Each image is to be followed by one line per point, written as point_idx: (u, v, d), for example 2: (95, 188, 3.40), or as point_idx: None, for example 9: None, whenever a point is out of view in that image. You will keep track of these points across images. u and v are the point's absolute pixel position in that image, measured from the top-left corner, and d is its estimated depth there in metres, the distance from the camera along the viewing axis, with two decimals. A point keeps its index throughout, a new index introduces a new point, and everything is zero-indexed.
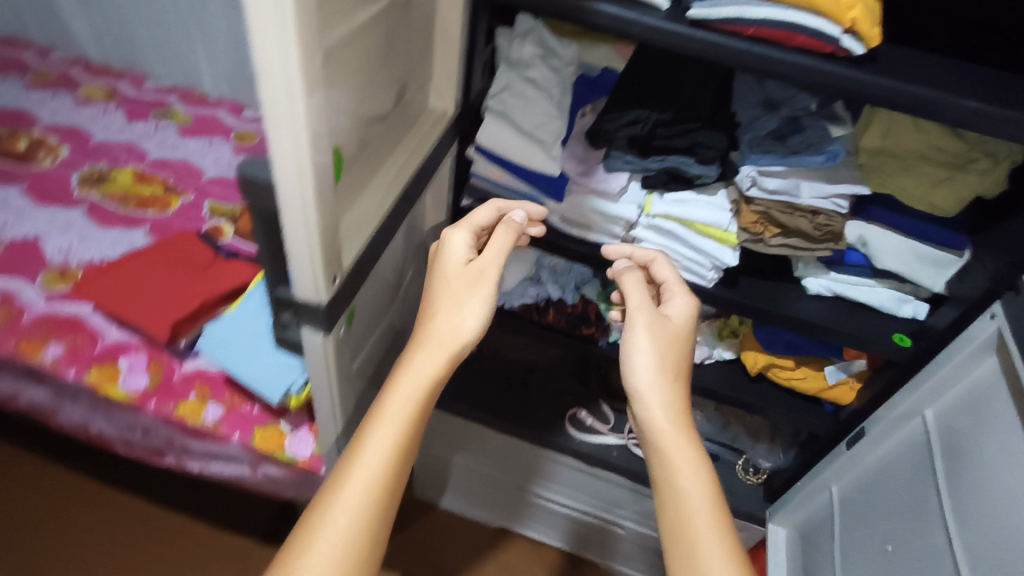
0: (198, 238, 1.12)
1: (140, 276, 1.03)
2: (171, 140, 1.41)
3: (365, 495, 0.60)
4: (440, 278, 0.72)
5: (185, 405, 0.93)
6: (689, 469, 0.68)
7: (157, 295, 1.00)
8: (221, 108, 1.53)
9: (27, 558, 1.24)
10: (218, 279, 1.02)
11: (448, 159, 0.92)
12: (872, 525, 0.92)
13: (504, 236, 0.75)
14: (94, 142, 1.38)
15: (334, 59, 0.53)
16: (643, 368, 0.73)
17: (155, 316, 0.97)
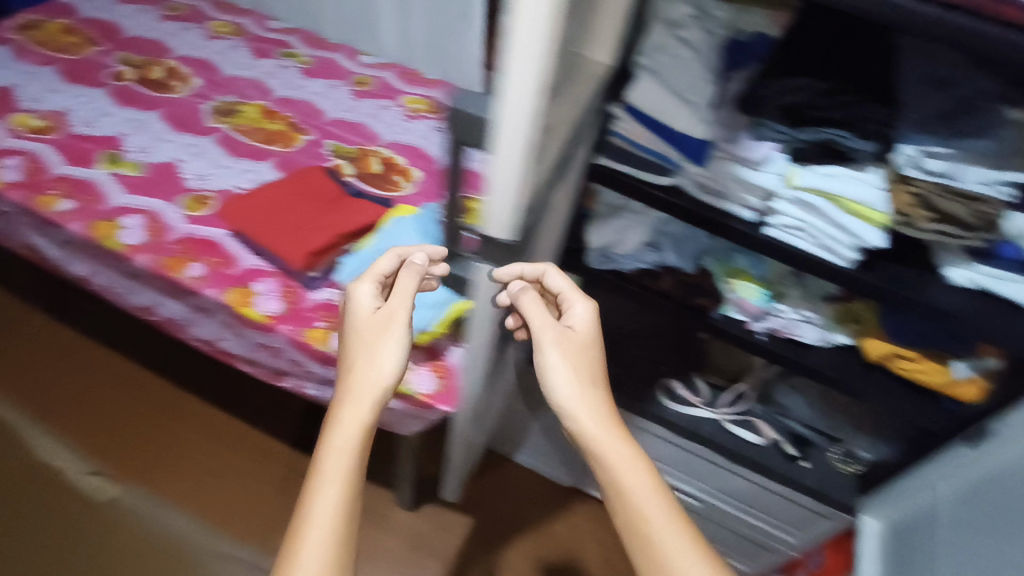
0: (326, 173, 1.14)
1: (276, 206, 1.06)
2: (296, 80, 1.46)
3: (333, 510, 0.69)
4: (357, 329, 0.80)
5: (313, 330, 0.98)
6: (627, 465, 0.77)
7: (293, 226, 1.03)
8: (340, 52, 1.56)
9: (141, 456, 1.43)
10: (348, 216, 1.04)
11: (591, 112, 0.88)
12: (996, 530, 0.92)
13: (410, 281, 0.80)
14: (224, 76, 1.42)
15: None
16: (563, 385, 0.81)
17: (292, 247, 1.01)
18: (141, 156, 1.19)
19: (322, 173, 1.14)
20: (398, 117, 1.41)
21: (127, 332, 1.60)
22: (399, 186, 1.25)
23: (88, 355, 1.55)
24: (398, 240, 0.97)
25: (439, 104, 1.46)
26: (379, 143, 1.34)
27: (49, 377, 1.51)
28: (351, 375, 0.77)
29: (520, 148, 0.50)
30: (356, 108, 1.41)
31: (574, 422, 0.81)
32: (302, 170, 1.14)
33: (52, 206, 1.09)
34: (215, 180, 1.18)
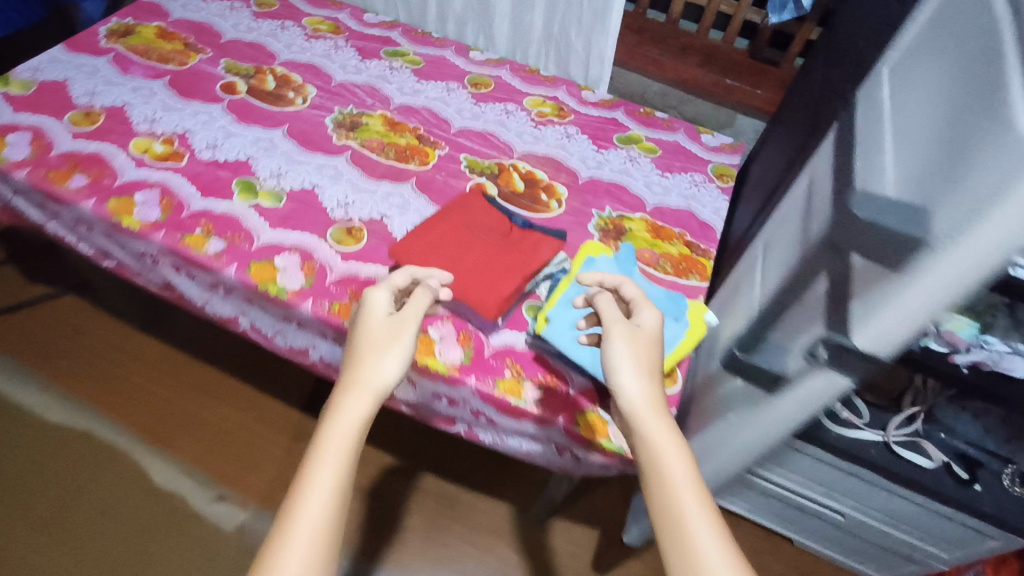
0: (484, 202, 1.05)
1: (444, 240, 0.97)
2: (410, 83, 1.34)
3: (325, 495, 0.64)
4: (364, 332, 0.76)
5: (504, 381, 0.91)
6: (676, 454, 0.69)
7: (469, 264, 0.94)
8: (448, 48, 1.44)
9: (262, 474, 1.47)
10: (528, 254, 0.96)
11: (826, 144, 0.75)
12: None
13: (423, 297, 0.81)
14: (337, 82, 1.31)
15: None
16: (618, 370, 0.74)
17: (475, 288, 0.91)
18: (276, 183, 1.10)
19: (480, 203, 1.05)
20: (526, 123, 1.31)
21: (247, 356, 1.65)
22: (548, 205, 1.17)
23: (181, 371, 1.61)
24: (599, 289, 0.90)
25: (565, 106, 1.36)
26: (514, 155, 1.25)
27: (144, 397, 1.56)
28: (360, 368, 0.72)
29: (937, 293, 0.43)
30: (481, 115, 1.31)
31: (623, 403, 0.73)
32: (459, 199, 1.05)
33: (203, 249, 0.99)
34: (358, 208, 1.09)
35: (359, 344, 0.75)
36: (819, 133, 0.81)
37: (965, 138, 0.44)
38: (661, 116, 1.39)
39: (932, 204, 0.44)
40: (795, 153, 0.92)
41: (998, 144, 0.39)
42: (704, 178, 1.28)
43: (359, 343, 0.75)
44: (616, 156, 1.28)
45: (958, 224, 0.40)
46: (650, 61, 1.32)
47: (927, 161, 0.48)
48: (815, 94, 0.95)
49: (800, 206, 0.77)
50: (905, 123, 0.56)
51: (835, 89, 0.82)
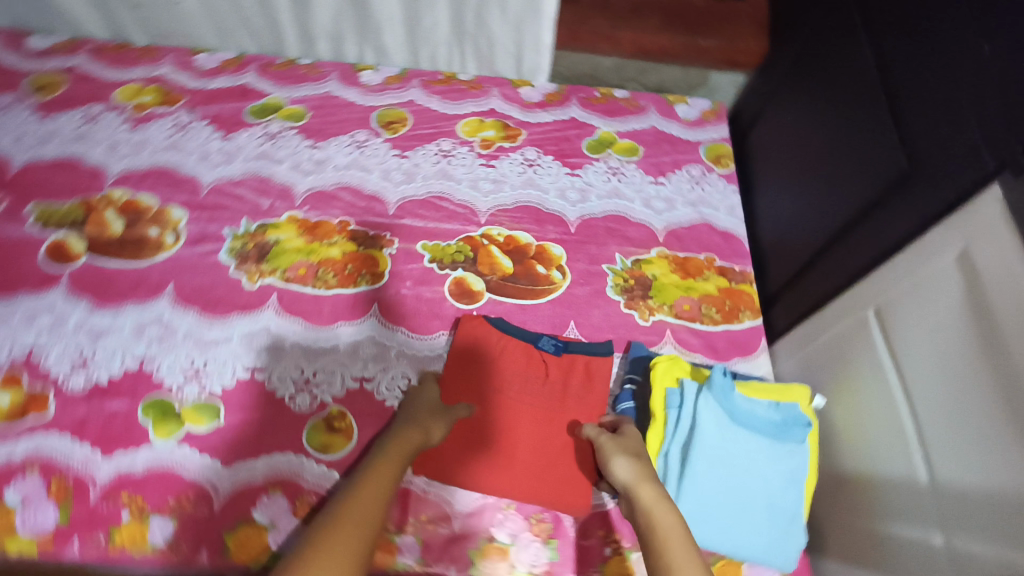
0: (494, 330, 0.85)
1: (480, 425, 0.78)
2: (305, 151, 0.99)
3: (343, 557, 0.50)
4: (409, 406, 0.76)
5: (610, 564, 0.73)
6: (663, 508, 0.57)
7: (526, 451, 0.77)
8: (330, 77, 1.06)
9: None
10: (582, 404, 0.80)
11: (998, 217, 0.54)
12: None
13: (456, 413, 0.76)
14: (208, 187, 0.94)
15: None
16: (609, 457, 0.67)
17: (546, 483, 0.75)
18: (200, 387, 0.79)
19: (492, 334, 0.84)
20: (475, 164, 1.01)
21: None
22: (551, 278, 0.92)
23: None
24: (712, 446, 0.69)
25: (509, 120, 1.05)
26: (482, 218, 0.96)
27: None
28: (372, 475, 0.62)
29: None
30: (416, 172, 0.99)
31: (618, 480, 0.64)
32: (463, 339, 0.84)
33: (146, 546, 0.69)
34: (326, 381, 0.81)
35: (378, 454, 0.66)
36: (943, 178, 0.61)
37: None
38: (622, 96, 1.11)
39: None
40: (877, 176, 0.72)
41: None
42: (703, 168, 1.05)
43: (383, 452, 0.66)
44: (596, 174, 1.03)
45: None
46: (598, 36, 1.04)
47: None
48: (875, 84, 0.74)
49: (958, 289, 0.59)
50: None
51: (949, 112, 0.60)
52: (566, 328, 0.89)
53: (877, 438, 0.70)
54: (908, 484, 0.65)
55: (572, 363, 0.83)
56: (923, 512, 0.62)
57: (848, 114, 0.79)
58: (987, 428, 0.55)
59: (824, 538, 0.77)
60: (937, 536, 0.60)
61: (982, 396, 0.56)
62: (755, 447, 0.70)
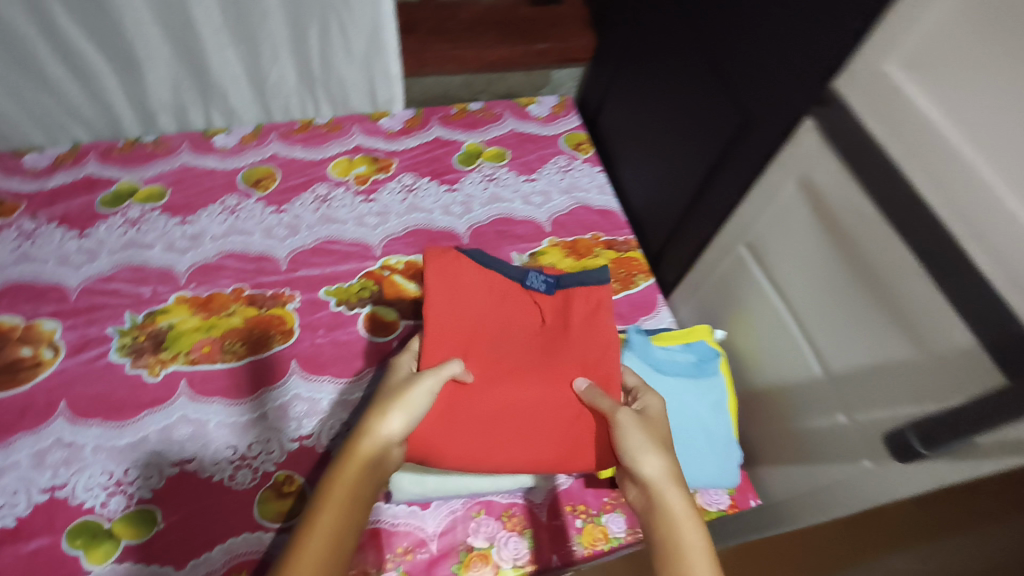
0: (470, 266, 0.77)
1: (476, 395, 0.69)
2: (175, 228, 0.94)
3: None
4: (383, 391, 0.66)
5: (583, 535, 0.77)
6: (693, 520, 0.53)
7: (543, 415, 0.70)
8: (183, 150, 1.03)
9: None
10: (587, 345, 0.73)
11: (824, 145, 0.65)
12: None
13: (424, 397, 0.65)
14: (77, 291, 0.87)
15: None
16: (636, 447, 0.61)
17: (575, 444, 0.70)
18: (127, 497, 0.74)
19: (468, 271, 0.77)
20: (355, 202, 1.01)
21: None
22: None
23: None
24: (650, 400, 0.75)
25: (377, 153, 1.07)
26: (377, 252, 0.97)
27: None
28: (300, 558, 0.49)
29: None
30: (299, 223, 0.98)
31: (641, 472, 0.58)
32: (435, 277, 0.74)
33: None
34: (264, 451, 0.78)
35: (314, 516, 0.53)
36: (769, 124, 0.72)
37: None
38: (477, 108, 1.16)
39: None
40: (718, 133, 0.83)
41: None
42: (567, 158, 1.12)
43: (323, 505, 0.53)
44: (473, 184, 1.06)
45: None
46: (445, 58, 1.07)
47: None
48: (699, 56, 0.85)
49: (805, 207, 0.70)
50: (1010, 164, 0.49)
51: (764, 68, 0.72)
52: None
53: (775, 351, 0.79)
54: (808, 381, 0.74)
55: (564, 300, 0.78)
56: (826, 401, 0.71)
57: (684, 82, 0.90)
58: (860, 317, 0.65)
59: (755, 450, 0.85)
60: (841, 416, 0.69)
61: (844, 290, 0.66)
62: (681, 388, 0.77)
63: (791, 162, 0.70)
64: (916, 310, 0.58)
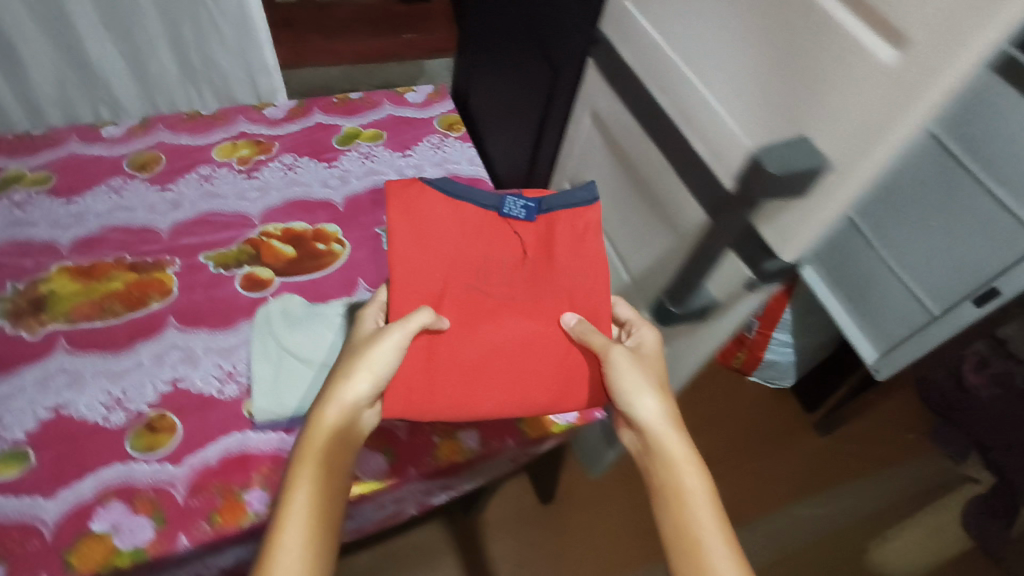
0: (437, 201, 0.77)
1: (455, 340, 0.73)
2: (61, 207, 1.01)
3: None
4: (350, 349, 0.69)
5: (440, 448, 0.86)
6: (689, 460, 0.61)
7: (534, 355, 0.74)
8: (71, 139, 1.09)
9: None
10: (573, 278, 0.77)
11: (599, 80, 0.76)
12: (903, 216, 1.10)
13: (390, 350, 0.67)
14: None
15: (862, 53, 0.43)
16: (631, 389, 0.66)
17: (563, 385, 0.74)
18: (3, 440, 0.79)
19: (434, 206, 0.77)
20: (237, 180, 1.09)
21: None
22: (332, 251, 1.02)
23: None
24: None
25: (259, 137, 1.16)
26: (256, 221, 1.05)
27: None
28: (286, 526, 0.55)
29: (834, 207, 0.50)
30: (181, 199, 1.05)
31: (638, 413, 0.65)
32: (402, 218, 0.75)
33: None
34: (138, 393, 0.85)
35: (291, 482, 0.58)
36: (566, 70, 0.83)
37: (802, 74, 0.48)
38: (357, 97, 1.25)
39: (808, 127, 0.49)
40: (539, 88, 0.93)
41: (845, 89, 0.45)
42: (440, 136, 1.22)
43: (304, 472, 0.58)
44: (350, 162, 1.15)
45: (851, 155, 0.46)
46: (318, 49, 1.18)
47: (764, 92, 0.52)
48: (516, 21, 0.94)
49: (599, 138, 0.81)
50: (701, 61, 0.59)
51: (559, 22, 0.82)
52: (356, 286, 0.99)
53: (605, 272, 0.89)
54: (624, 290, 0.84)
55: (546, 226, 0.79)
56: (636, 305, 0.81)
57: (508, 49, 1.00)
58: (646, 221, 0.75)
59: None
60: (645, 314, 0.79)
61: (633, 202, 0.77)
62: None
63: (586, 99, 0.81)
64: (670, 201, 0.68)
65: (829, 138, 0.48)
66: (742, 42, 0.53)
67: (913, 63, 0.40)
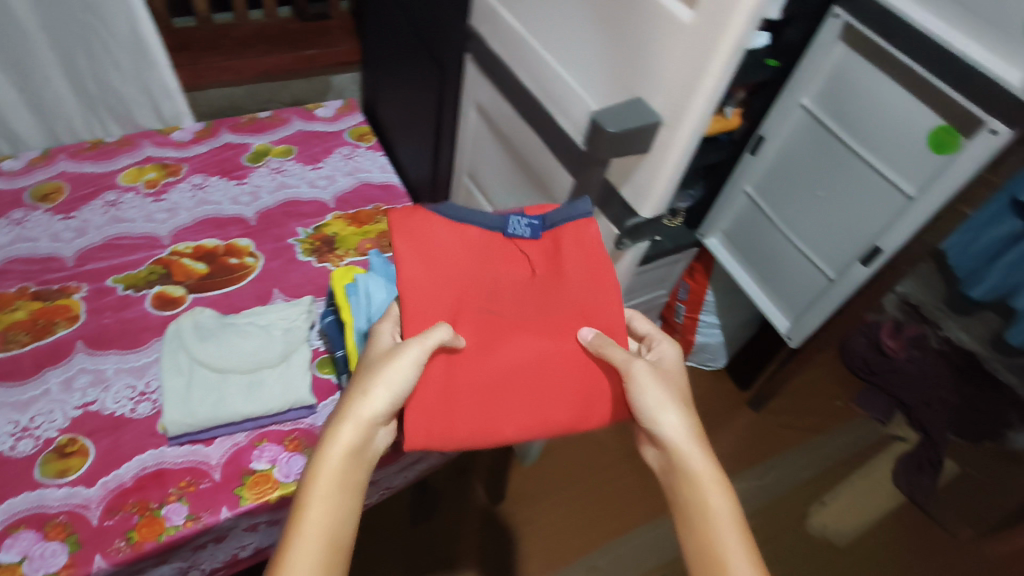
0: (440, 221, 0.69)
1: (471, 360, 0.63)
2: None
3: None
4: (363, 366, 0.60)
5: None
6: (718, 485, 0.56)
7: (558, 373, 0.64)
8: None
9: None
10: (591, 289, 0.68)
11: (477, 75, 0.82)
12: (795, 185, 1.20)
13: (405, 371, 0.58)
14: None
15: (670, 23, 0.52)
16: (654, 406, 0.59)
17: (590, 401, 0.64)
18: None
19: (438, 226, 0.68)
20: (145, 203, 1.09)
21: None
22: (244, 264, 1.03)
23: None
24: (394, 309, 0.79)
25: (166, 160, 1.16)
26: (165, 241, 1.04)
27: None
28: None
29: (680, 153, 0.59)
30: (87, 226, 1.04)
31: (663, 433, 0.59)
32: (405, 242, 0.65)
33: None
34: (46, 420, 0.83)
35: (288, 546, 0.50)
36: (448, 69, 0.88)
37: (633, 47, 0.57)
38: (265, 116, 1.27)
39: (642, 90, 0.58)
40: (428, 89, 0.98)
41: (666, 55, 0.54)
42: (351, 147, 1.25)
43: (303, 532, 0.51)
44: (261, 177, 1.16)
45: (681, 109, 0.55)
46: (220, 69, 1.20)
47: (609, 67, 0.61)
48: (402, 28, 1.00)
49: (485, 130, 0.87)
50: (557, 42, 0.66)
51: (436, 24, 0.88)
52: (271, 296, 0.99)
53: None
54: None
55: (552, 243, 0.71)
56: None
57: (400, 55, 1.05)
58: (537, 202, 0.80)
59: None
60: None
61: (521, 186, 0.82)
62: None
63: (469, 95, 0.86)
64: (557, 172, 0.75)
65: (661, 97, 0.56)
66: (585, 26, 0.61)
67: (703, 20, 0.49)
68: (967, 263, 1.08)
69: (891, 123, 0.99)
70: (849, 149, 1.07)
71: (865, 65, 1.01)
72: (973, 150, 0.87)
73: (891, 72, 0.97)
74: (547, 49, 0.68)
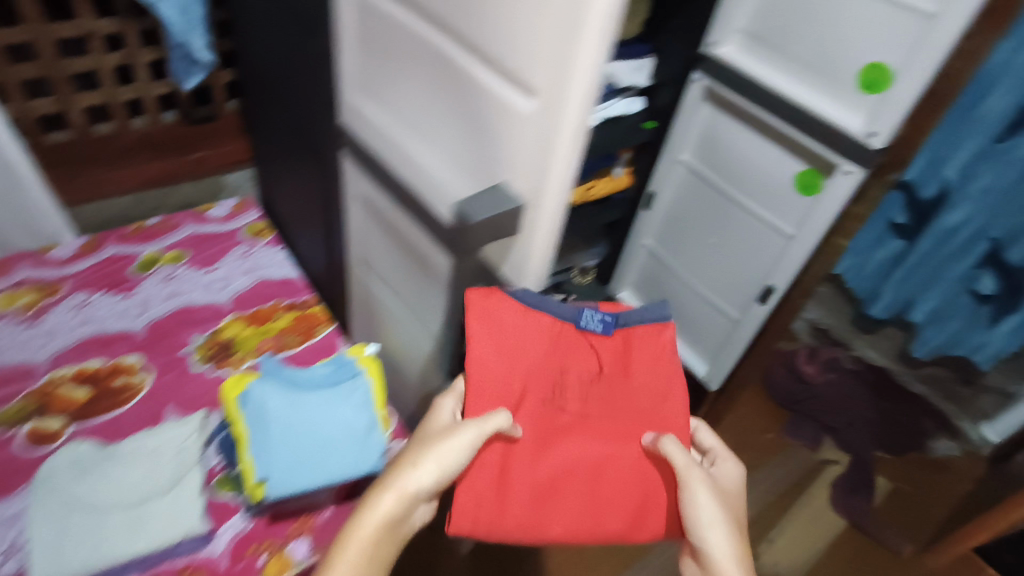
0: (516, 305, 0.68)
1: (527, 460, 0.64)
2: None
3: None
4: (423, 436, 0.63)
5: (266, 569, 0.77)
6: None
7: (610, 481, 0.65)
8: None
9: None
10: (654, 398, 0.69)
11: (353, 166, 0.82)
12: (688, 236, 1.25)
13: (459, 450, 0.59)
14: None
15: (516, 112, 0.54)
16: (704, 522, 0.59)
17: (636, 506, 0.65)
18: None
19: (516, 311, 0.68)
20: (18, 330, 1.01)
21: None
22: (132, 383, 0.96)
23: None
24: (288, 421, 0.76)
25: (43, 281, 1.09)
26: (42, 369, 0.97)
27: None
28: None
29: (549, 230, 0.60)
30: None
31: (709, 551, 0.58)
32: (479, 323, 0.65)
33: None
34: None
35: None
36: (327, 165, 0.89)
37: (485, 134, 0.58)
38: (154, 222, 1.23)
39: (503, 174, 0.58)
40: (315, 183, 0.98)
41: (516, 139, 0.55)
42: (247, 245, 1.22)
43: None
44: (152, 287, 1.11)
45: (541, 190, 0.56)
46: (100, 181, 1.16)
47: (468, 153, 0.62)
48: (283, 126, 1.00)
49: (370, 220, 0.87)
50: (420, 133, 0.68)
51: (312, 121, 0.88)
52: (163, 414, 0.93)
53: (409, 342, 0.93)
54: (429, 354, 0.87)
55: (624, 342, 0.72)
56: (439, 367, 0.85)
57: (285, 151, 1.04)
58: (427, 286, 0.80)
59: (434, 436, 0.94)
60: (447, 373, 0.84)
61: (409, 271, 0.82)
62: (322, 398, 0.81)
63: (350, 186, 0.86)
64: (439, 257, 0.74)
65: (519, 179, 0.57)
66: (443, 117, 0.63)
67: (542, 108, 0.51)
68: (866, 283, 1.11)
69: (762, 170, 1.06)
70: (729, 197, 1.14)
71: (731, 122, 1.09)
72: (836, 191, 0.93)
73: (754, 126, 1.05)
74: (414, 142, 0.69)
